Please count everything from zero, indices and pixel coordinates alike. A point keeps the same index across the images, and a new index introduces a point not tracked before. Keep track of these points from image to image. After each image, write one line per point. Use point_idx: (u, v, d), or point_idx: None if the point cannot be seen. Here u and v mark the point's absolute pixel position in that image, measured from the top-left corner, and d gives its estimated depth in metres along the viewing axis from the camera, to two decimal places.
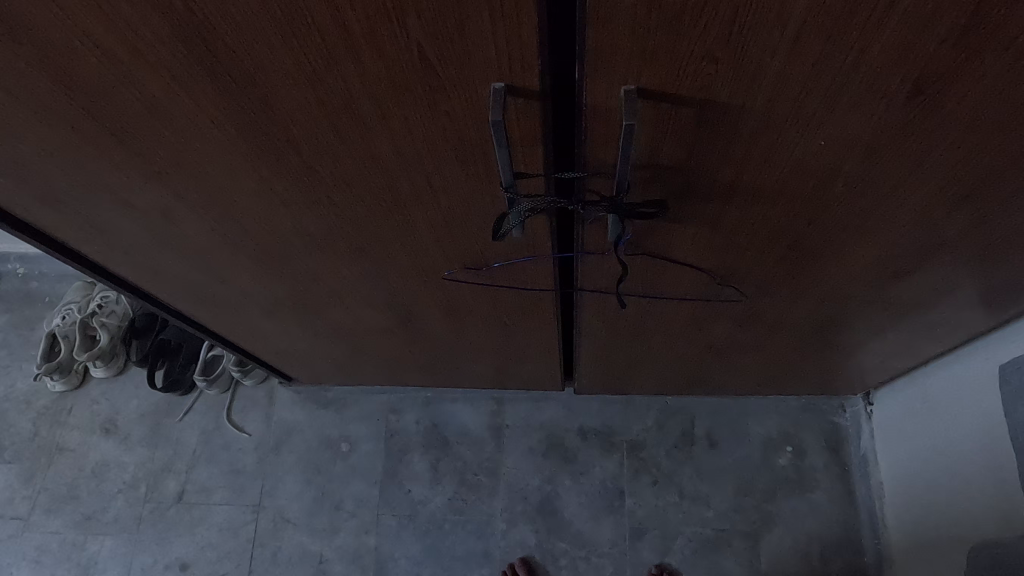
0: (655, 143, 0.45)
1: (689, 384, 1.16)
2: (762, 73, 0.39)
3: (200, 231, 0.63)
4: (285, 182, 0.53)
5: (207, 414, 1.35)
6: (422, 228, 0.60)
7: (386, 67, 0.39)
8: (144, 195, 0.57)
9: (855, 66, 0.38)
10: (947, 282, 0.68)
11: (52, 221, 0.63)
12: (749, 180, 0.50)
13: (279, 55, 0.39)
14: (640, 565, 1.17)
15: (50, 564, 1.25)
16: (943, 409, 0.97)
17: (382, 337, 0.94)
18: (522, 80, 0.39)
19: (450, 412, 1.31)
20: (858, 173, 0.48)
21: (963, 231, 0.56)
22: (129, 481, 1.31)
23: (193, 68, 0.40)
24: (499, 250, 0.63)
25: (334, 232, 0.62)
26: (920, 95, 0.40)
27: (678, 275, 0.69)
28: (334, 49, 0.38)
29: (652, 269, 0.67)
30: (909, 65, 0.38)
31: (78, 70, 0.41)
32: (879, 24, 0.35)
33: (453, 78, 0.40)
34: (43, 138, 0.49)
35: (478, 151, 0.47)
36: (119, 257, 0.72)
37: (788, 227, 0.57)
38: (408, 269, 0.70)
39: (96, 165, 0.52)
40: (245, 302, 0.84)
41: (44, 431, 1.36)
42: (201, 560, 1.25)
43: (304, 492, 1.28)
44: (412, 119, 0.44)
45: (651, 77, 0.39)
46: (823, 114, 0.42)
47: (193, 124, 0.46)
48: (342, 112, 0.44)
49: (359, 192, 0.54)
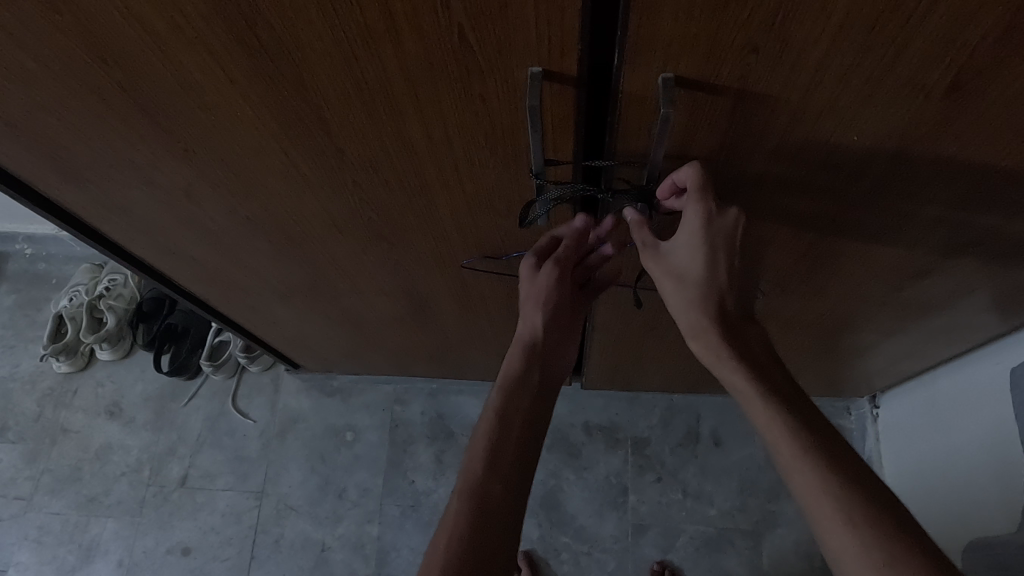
0: (688, 131, 0.45)
1: (697, 381, 1.16)
2: (801, 65, 0.38)
3: (221, 212, 0.63)
4: (312, 165, 0.53)
5: (212, 399, 1.35)
6: (444, 215, 0.60)
7: (425, 48, 0.39)
8: (168, 173, 0.57)
9: (896, 59, 0.38)
10: (964, 284, 0.68)
11: (75, 196, 0.63)
12: (777, 174, 0.50)
13: (318, 32, 0.39)
14: (642, 562, 1.17)
15: (54, 544, 1.25)
16: (951, 414, 0.97)
17: (393, 325, 0.94)
18: (561, 64, 0.39)
19: (455, 404, 1.31)
20: (886, 170, 0.48)
21: (985, 232, 0.56)
22: (133, 463, 1.31)
23: (230, 43, 0.40)
24: (519, 239, 0.63)
25: (356, 217, 0.62)
26: (956, 93, 0.40)
27: None
28: (374, 28, 0.38)
29: None
30: (949, 61, 0.38)
31: (115, 43, 0.41)
32: (923, 19, 0.35)
33: (491, 62, 0.40)
34: (71, 111, 0.48)
35: (509, 137, 0.47)
36: (138, 236, 0.72)
37: (813, 222, 0.57)
38: (426, 256, 0.70)
39: (122, 139, 0.52)
40: (260, 286, 0.84)
41: (49, 412, 1.36)
42: (203, 544, 1.25)
43: (307, 480, 1.28)
44: (445, 102, 0.44)
45: (690, 65, 0.39)
46: (856, 108, 0.42)
47: (225, 102, 0.46)
48: (376, 93, 0.44)
49: (385, 176, 0.54)
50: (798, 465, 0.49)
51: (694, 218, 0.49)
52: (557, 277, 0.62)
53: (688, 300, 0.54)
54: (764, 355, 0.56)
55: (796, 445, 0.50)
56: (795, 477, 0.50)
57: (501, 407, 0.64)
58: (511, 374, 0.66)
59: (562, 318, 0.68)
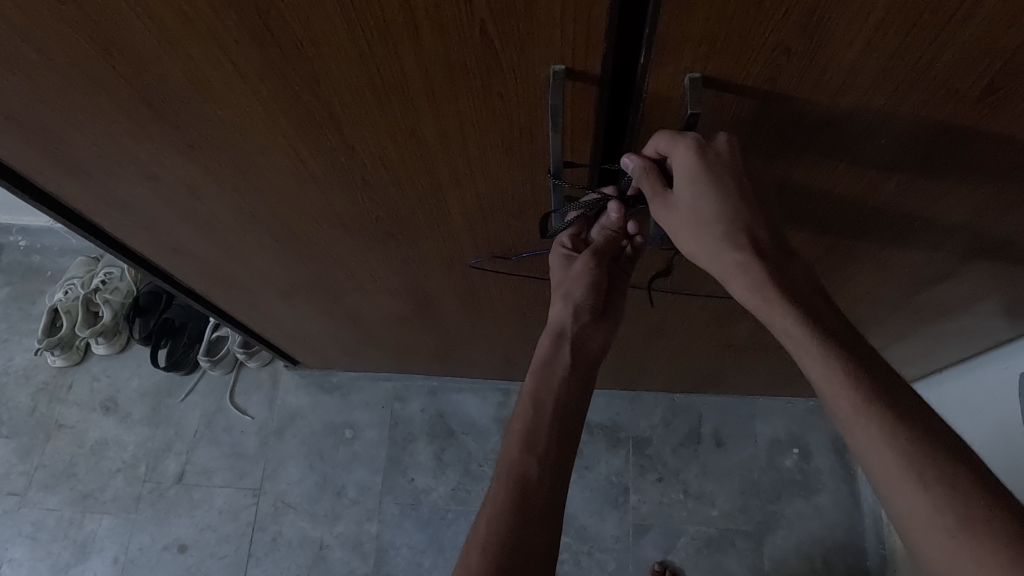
0: (712, 131, 0.44)
1: (700, 381, 1.15)
2: (833, 66, 0.37)
3: (226, 209, 0.62)
4: (320, 161, 0.52)
5: (210, 394, 1.34)
6: (455, 215, 0.59)
7: (444, 45, 0.38)
8: (173, 170, 0.55)
9: (931, 62, 0.37)
10: (977, 289, 0.67)
11: (74, 191, 0.62)
12: (800, 175, 0.48)
13: (335, 27, 0.37)
14: (643, 563, 1.17)
15: (47, 541, 1.24)
16: (957, 418, 0.96)
17: (397, 323, 0.93)
18: (584, 63, 0.38)
19: (456, 402, 1.30)
20: (912, 174, 0.47)
21: (1006, 238, 0.56)
22: (129, 460, 1.30)
23: (243, 37, 0.39)
24: (532, 239, 0.62)
25: (364, 215, 0.60)
26: (991, 96, 0.39)
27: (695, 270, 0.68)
28: (393, 23, 0.37)
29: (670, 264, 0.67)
30: (986, 64, 0.36)
31: (121, 35, 0.40)
32: (964, 21, 0.34)
33: (512, 60, 0.39)
34: (75, 105, 0.47)
35: (526, 136, 0.46)
36: (139, 231, 0.70)
37: (832, 226, 0.56)
38: (434, 256, 0.68)
39: (126, 134, 0.50)
40: (262, 283, 0.82)
41: (43, 406, 1.34)
42: (200, 542, 1.24)
43: (306, 477, 1.27)
44: (462, 100, 0.43)
45: (718, 66, 0.38)
46: (885, 111, 0.41)
47: (235, 98, 0.45)
48: (391, 90, 0.42)
49: (396, 175, 0.53)
50: (865, 418, 0.43)
51: (682, 161, 0.42)
52: (592, 266, 0.60)
53: (710, 241, 0.48)
54: (808, 293, 0.47)
55: (861, 398, 0.43)
56: (857, 431, 0.44)
57: (532, 394, 0.61)
58: (542, 355, 0.63)
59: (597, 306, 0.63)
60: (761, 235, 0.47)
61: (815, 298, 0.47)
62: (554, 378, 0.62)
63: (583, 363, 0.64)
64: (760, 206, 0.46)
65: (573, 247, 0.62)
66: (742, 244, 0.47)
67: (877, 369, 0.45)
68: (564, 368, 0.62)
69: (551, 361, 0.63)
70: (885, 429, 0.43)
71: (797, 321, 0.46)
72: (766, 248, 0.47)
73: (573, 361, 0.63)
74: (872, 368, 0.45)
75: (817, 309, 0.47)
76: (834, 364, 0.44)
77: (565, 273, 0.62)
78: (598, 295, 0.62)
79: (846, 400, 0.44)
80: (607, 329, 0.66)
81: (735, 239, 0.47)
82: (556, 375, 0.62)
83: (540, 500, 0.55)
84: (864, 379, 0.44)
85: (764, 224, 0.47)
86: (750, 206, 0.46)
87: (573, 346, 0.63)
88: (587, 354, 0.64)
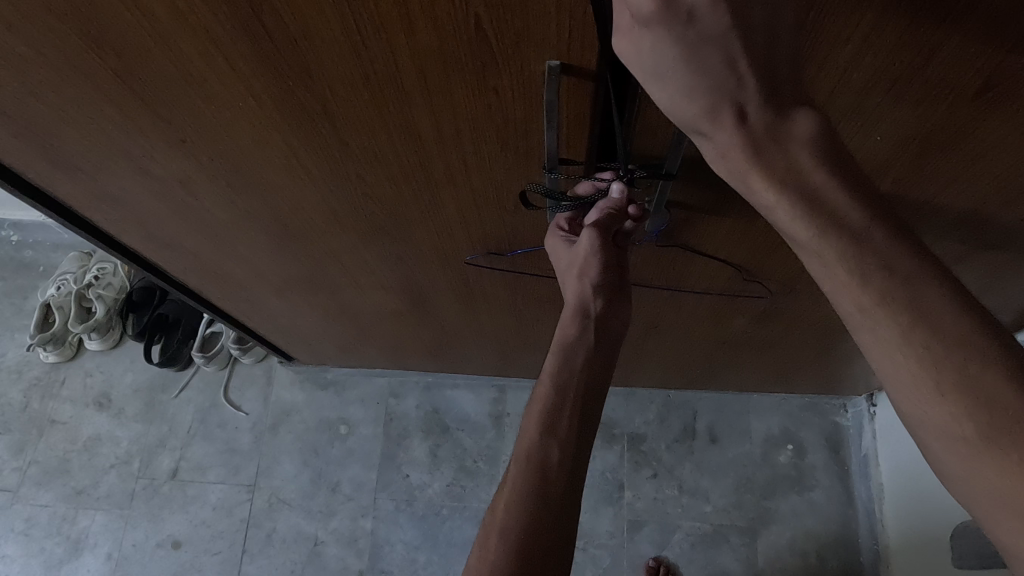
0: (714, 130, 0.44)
1: (695, 378, 1.16)
2: (829, 62, 0.38)
3: (219, 204, 0.62)
4: (314, 157, 0.51)
5: (204, 391, 1.33)
6: (450, 210, 0.59)
7: (438, 40, 0.38)
8: (165, 164, 0.55)
9: (927, 59, 0.37)
10: (969, 281, 0.68)
11: (65, 186, 0.61)
12: None
13: (328, 21, 0.37)
14: (638, 558, 1.17)
15: (40, 538, 1.23)
16: None
17: (391, 319, 0.92)
18: (580, 58, 0.38)
19: (451, 398, 1.30)
20: (907, 170, 0.48)
21: (1001, 231, 0.56)
22: (122, 456, 1.29)
23: (234, 30, 0.38)
24: (528, 233, 0.62)
25: (359, 211, 0.60)
26: (986, 94, 0.39)
27: (690, 265, 0.68)
28: (387, 18, 0.36)
29: (664, 260, 0.67)
30: (981, 63, 0.37)
31: (112, 29, 0.39)
32: (960, 18, 0.34)
33: (507, 55, 0.38)
34: (65, 98, 0.46)
35: (521, 132, 0.45)
36: (132, 226, 0.69)
37: None
38: (429, 251, 0.68)
39: (117, 128, 0.50)
40: (256, 279, 0.82)
41: (35, 402, 1.33)
42: (194, 538, 1.23)
43: (300, 474, 1.27)
44: (456, 96, 0.43)
45: None
46: (881, 108, 0.41)
47: (227, 93, 0.44)
48: (386, 85, 0.42)
49: (391, 170, 0.53)
50: (873, 319, 0.36)
51: (628, 53, 0.36)
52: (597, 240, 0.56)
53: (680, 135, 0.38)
54: (806, 177, 0.36)
55: (864, 306, 0.36)
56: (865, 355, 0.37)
57: (553, 376, 0.59)
58: (563, 339, 0.60)
59: (611, 279, 0.60)
60: (751, 105, 0.37)
61: (818, 178, 0.36)
62: (576, 358, 0.59)
63: (605, 342, 0.61)
64: (747, 77, 0.36)
65: (570, 231, 0.61)
66: (726, 120, 0.37)
67: (900, 258, 0.35)
68: (588, 346, 0.60)
69: (573, 342, 0.60)
70: (900, 335, 0.35)
71: (790, 209, 0.37)
72: (757, 122, 0.37)
73: (597, 340, 0.60)
74: (892, 258, 0.35)
75: (823, 190, 0.36)
76: (829, 252, 0.36)
77: (570, 254, 0.60)
78: (611, 271, 0.60)
79: (848, 296, 0.36)
80: (626, 299, 0.62)
81: (716, 113, 0.37)
82: (580, 355, 0.60)
83: (555, 495, 0.54)
84: (870, 268, 0.35)
85: (757, 95, 0.36)
86: (744, 77, 0.36)
87: (597, 326, 0.60)
88: (609, 330, 0.61)
